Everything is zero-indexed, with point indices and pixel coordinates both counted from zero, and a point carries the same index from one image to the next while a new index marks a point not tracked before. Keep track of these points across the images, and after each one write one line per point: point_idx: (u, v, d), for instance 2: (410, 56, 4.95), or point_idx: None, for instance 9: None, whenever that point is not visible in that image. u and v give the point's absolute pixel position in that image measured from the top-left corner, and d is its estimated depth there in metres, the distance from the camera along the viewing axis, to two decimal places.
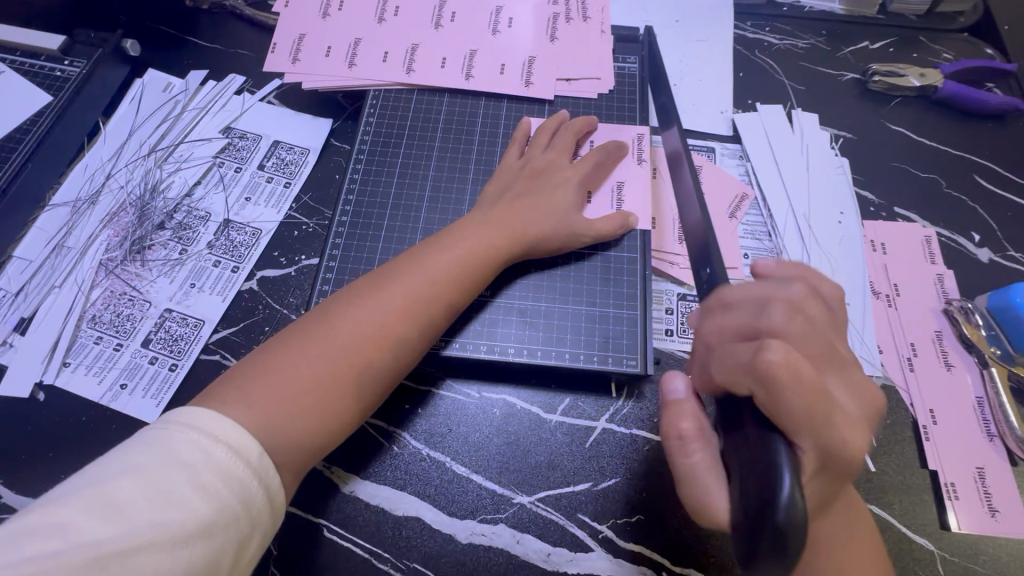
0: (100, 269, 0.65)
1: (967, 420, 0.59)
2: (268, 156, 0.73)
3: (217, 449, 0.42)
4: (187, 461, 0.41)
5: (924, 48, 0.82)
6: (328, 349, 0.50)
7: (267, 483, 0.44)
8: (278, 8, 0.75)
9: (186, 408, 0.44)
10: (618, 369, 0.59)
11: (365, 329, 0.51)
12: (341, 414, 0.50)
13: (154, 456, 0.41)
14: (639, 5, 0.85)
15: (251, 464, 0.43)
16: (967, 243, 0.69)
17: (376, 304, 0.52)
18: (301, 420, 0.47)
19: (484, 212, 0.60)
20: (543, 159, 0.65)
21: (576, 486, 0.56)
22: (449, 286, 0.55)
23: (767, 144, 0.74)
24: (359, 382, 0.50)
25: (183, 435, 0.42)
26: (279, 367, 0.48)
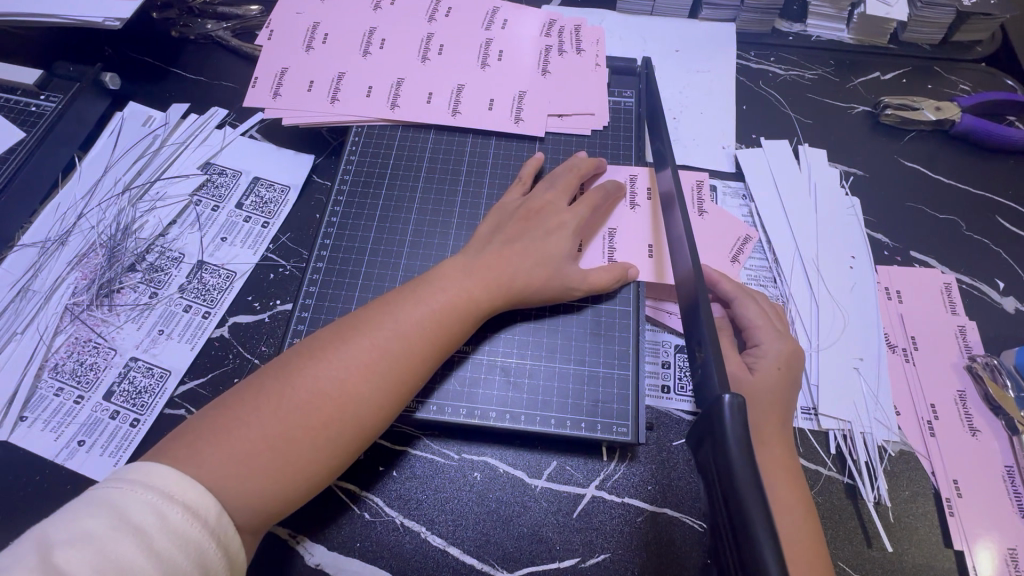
0: (65, 314, 0.62)
1: (996, 492, 0.53)
2: (246, 194, 0.70)
3: (173, 509, 0.39)
4: (140, 523, 0.37)
5: (939, 79, 0.78)
6: (286, 405, 0.45)
7: (225, 545, 0.40)
8: (261, 41, 0.73)
9: (139, 464, 0.41)
10: (609, 435, 0.54)
11: (330, 383, 0.47)
12: (302, 476, 0.45)
13: (104, 519, 0.37)
14: (638, 35, 0.82)
15: (207, 525, 0.40)
16: (992, 292, 0.63)
17: (342, 356, 0.48)
18: (254, 483, 0.43)
19: (475, 255, 0.56)
20: (538, 200, 0.61)
21: (562, 562, 0.51)
22: (427, 337, 0.51)
23: (772, 183, 0.69)
24: (321, 442, 0.46)
25: (139, 495, 0.39)
26: (234, 424, 0.44)
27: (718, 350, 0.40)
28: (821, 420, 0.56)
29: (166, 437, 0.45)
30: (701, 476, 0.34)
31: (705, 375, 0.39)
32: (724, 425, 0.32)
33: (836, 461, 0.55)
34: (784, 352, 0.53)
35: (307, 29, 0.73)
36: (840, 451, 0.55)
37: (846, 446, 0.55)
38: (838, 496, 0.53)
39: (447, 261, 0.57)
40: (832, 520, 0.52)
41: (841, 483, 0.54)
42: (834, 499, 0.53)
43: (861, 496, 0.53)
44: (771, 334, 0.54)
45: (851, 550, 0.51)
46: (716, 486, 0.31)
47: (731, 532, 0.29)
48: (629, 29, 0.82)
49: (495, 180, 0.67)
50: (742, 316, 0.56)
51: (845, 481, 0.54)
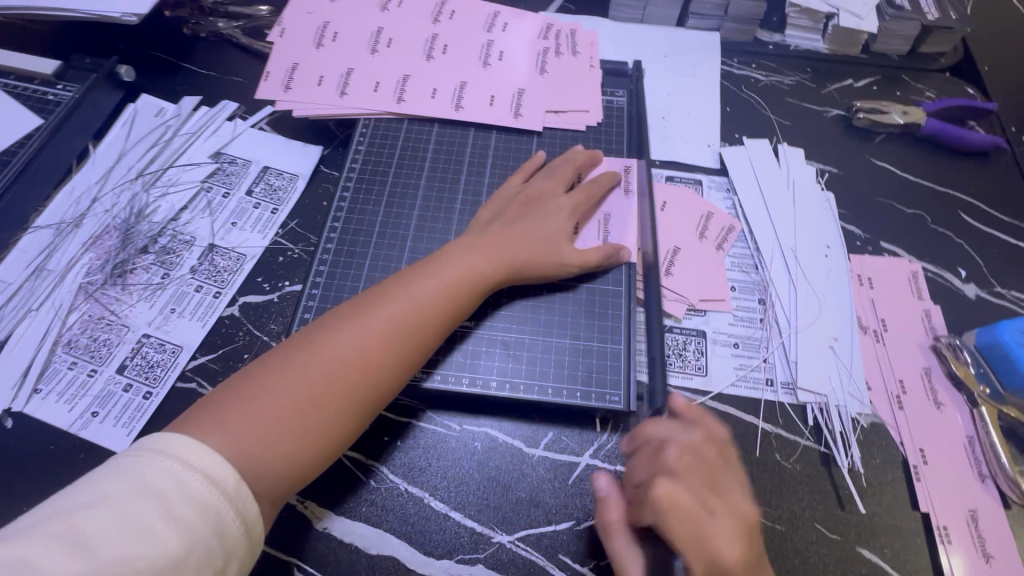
0: (79, 292, 0.65)
1: (958, 459, 0.57)
2: (256, 182, 0.73)
3: (192, 477, 0.41)
4: (159, 490, 0.39)
5: (907, 86, 0.84)
6: (310, 373, 0.48)
7: (243, 513, 0.42)
8: (272, 37, 0.76)
9: (158, 433, 0.43)
10: (603, 404, 0.58)
11: (348, 353, 0.50)
12: (324, 440, 0.48)
13: (123, 486, 0.39)
14: (629, 41, 0.87)
15: (226, 493, 0.41)
16: (954, 279, 0.69)
17: (362, 326, 0.51)
18: (279, 445, 0.46)
19: (478, 238, 0.60)
20: (538, 187, 0.65)
21: (558, 524, 0.54)
22: (436, 311, 0.54)
23: (754, 177, 0.74)
24: (344, 407, 0.49)
25: (158, 463, 0.40)
26: (259, 392, 0.47)
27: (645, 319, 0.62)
28: (800, 394, 0.61)
29: (189, 410, 0.47)
30: None
31: None
32: None
33: (813, 432, 0.59)
34: None
35: (317, 28, 0.77)
36: (816, 423, 0.59)
37: (822, 418, 0.59)
38: (815, 464, 0.57)
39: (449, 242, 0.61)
40: (810, 486, 0.56)
41: (818, 452, 0.58)
42: (811, 467, 0.57)
43: (836, 462, 0.57)
44: None
45: (826, 512, 0.55)
46: None
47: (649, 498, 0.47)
48: (621, 36, 0.87)
49: (494, 171, 0.71)
50: None
51: (821, 450, 0.58)
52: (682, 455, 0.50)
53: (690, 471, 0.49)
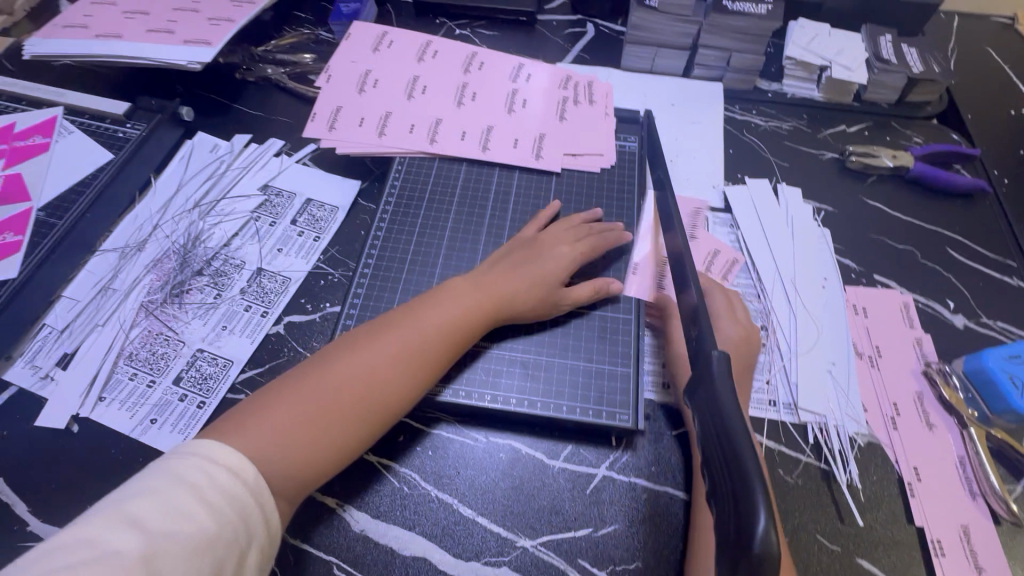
0: (140, 310, 0.71)
1: (949, 477, 0.62)
2: (300, 212, 0.80)
3: (218, 470, 0.47)
4: (193, 482, 0.45)
5: (896, 132, 0.91)
6: (322, 386, 0.55)
7: (262, 502, 0.48)
8: (319, 83, 0.85)
9: (187, 440, 0.49)
10: (613, 422, 0.62)
11: (363, 373, 0.56)
12: (329, 449, 0.53)
13: (163, 480, 0.45)
14: (639, 89, 0.95)
15: (246, 483, 0.47)
16: (943, 309, 0.74)
17: (372, 349, 0.58)
18: (289, 450, 0.51)
19: (477, 277, 0.66)
20: (542, 239, 0.71)
21: (577, 531, 0.59)
22: (443, 340, 0.60)
23: (755, 214, 0.81)
24: (348, 419, 0.54)
25: (190, 461, 0.47)
26: (282, 404, 0.53)
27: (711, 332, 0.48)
28: (801, 414, 0.65)
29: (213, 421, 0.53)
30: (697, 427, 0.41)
31: (699, 348, 0.48)
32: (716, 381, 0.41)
33: (813, 449, 0.63)
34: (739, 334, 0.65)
35: (359, 76, 0.85)
36: (817, 441, 0.64)
37: (822, 437, 0.64)
38: (816, 479, 0.62)
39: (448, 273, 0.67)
40: (811, 499, 0.60)
41: (818, 468, 0.62)
42: (813, 481, 0.61)
43: (835, 478, 0.62)
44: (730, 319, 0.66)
45: (826, 524, 0.59)
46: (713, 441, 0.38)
47: (730, 482, 0.35)
48: (632, 85, 0.96)
49: (517, 206, 0.78)
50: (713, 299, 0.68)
51: (821, 466, 0.62)
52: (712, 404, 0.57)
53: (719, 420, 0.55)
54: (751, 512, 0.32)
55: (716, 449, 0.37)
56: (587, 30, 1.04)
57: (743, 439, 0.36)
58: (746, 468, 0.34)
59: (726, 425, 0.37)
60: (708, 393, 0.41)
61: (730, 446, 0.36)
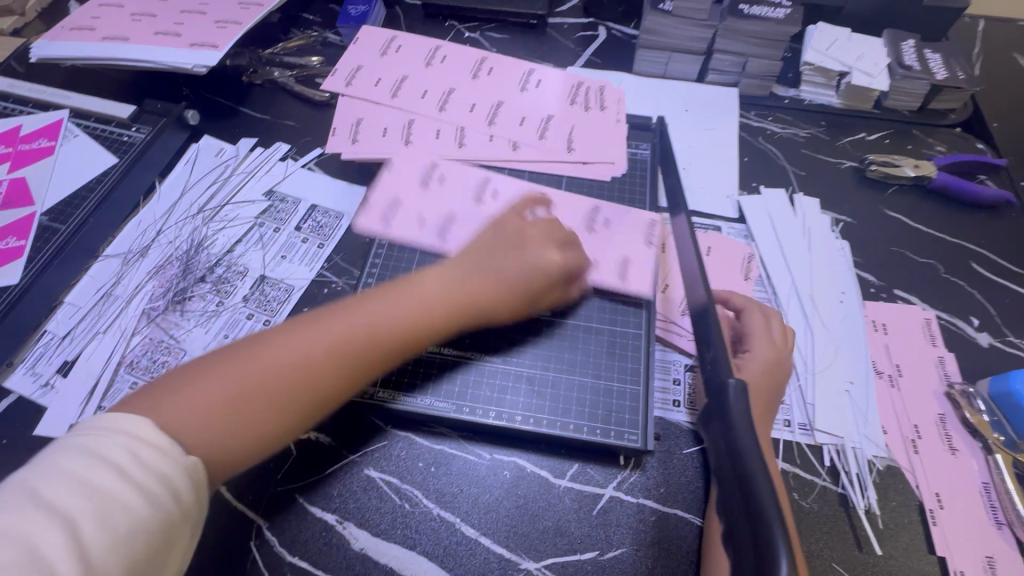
0: (142, 317, 0.70)
1: (974, 505, 0.59)
2: (305, 219, 0.79)
3: (144, 447, 0.40)
4: (117, 461, 0.39)
5: (918, 141, 0.89)
6: (310, 338, 0.51)
7: (197, 479, 0.42)
8: (339, 90, 0.83)
9: (104, 415, 0.41)
10: (621, 442, 0.60)
11: (323, 332, 0.51)
12: (294, 413, 0.49)
13: (80, 460, 0.38)
14: (652, 94, 0.93)
15: (179, 460, 0.41)
16: (967, 327, 0.71)
17: (372, 310, 0.55)
18: (248, 412, 0.46)
19: (483, 245, 0.64)
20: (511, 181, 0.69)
21: (583, 554, 0.57)
22: (446, 306, 0.58)
23: (771, 225, 0.78)
24: (329, 378, 0.50)
25: (111, 438, 0.40)
26: (230, 366, 0.48)
27: (727, 357, 0.47)
28: (817, 436, 0.63)
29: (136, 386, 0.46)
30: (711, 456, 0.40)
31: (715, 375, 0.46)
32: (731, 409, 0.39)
33: (830, 473, 0.61)
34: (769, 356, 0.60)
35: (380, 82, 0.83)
36: (833, 464, 0.62)
37: (838, 460, 0.62)
38: (832, 504, 0.59)
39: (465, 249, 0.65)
40: (827, 525, 0.58)
41: (835, 492, 0.60)
42: (828, 506, 0.59)
43: (853, 503, 0.59)
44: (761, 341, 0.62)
45: (842, 552, 0.57)
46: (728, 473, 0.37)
47: (747, 522, 0.33)
48: (645, 90, 0.94)
49: None
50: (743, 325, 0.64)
51: (838, 490, 0.60)
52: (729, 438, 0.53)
53: None
54: (768, 552, 0.30)
55: (734, 485, 0.36)
56: (599, 33, 1.02)
57: (760, 474, 0.34)
58: (764, 504, 0.32)
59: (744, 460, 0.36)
60: (723, 426, 0.39)
61: (747, 482, 0.34)
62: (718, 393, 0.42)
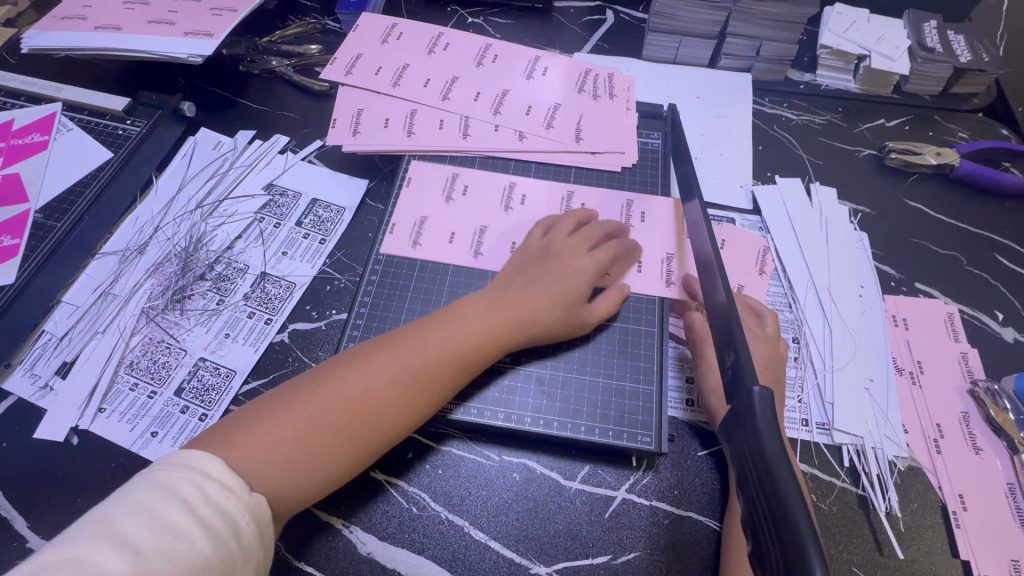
0: (142, 316, 0.69)
1: (999, 507, 0.57)
2: (306, 213, 0.77)
3: (212, 485, 0.43)
4: (185, 496, 0.42)
5: (939, 127, 0.85)
6: (357, 381, 0.53)
7: (257, 519, 0.45)
8: (339, 78, 0.80)
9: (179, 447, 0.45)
10: (634, 444, 0.58)
11: (379, 370, 0.53)
12: (343, 455, 0.51)
13: (153, 494, 0.42)
14: (662, 80, 0.90)
15: (241, 500, 0.44)
16: (991, 322, 0.69)
17: (418, 347, 0.55)
18: (301, 455, 0.49)
19: (523, 268, 0.63)
20: (554, 239, 0.65)
21: (596, 558, 0.55)
22: (492, 340, 0.58)
23: (786, 216, 0.76)
24: (376, 419, 0.52)
25: (183, 473, 0.43)
26: (295, 405, 0.51)
27: (749, 356, 0.44)
28: (836, 435, 0.61)
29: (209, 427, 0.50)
30: (733, 464, 0.38)
31: (736, 380, 0.44)
32: (756, 418, 0.37)
33: (849, 474, 0.59)
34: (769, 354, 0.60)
35: (382, 71, 0.81)
36: (852, 465, 0.60)
37: (858, 460, 0.60)
38: (851, 505, 0.57)
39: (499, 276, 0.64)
40: (846, 527, 0.56)
41: (854, 493, 0.58)
42: (848, 508, 0.57)
43: (873, 505, 0.57)
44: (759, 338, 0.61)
45: (863, 556, 0.55)
46: (754, 486, 0.35)
47: (778, 544, 0.31)
48: (655, 77, 0.90)
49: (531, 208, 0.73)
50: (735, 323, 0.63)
51: (858, 492, 0.58)
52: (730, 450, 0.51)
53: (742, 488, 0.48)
54: None
55: (761, 501, 0.34)
56: (606, 17, 0.98)
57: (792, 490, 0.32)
58: (799, 532, 0.30)
59: (773, 476, 0.33)
60: (749, 434, 0.37)
61: (777, 502, 0.32)
62: (740, 400, 0.40)
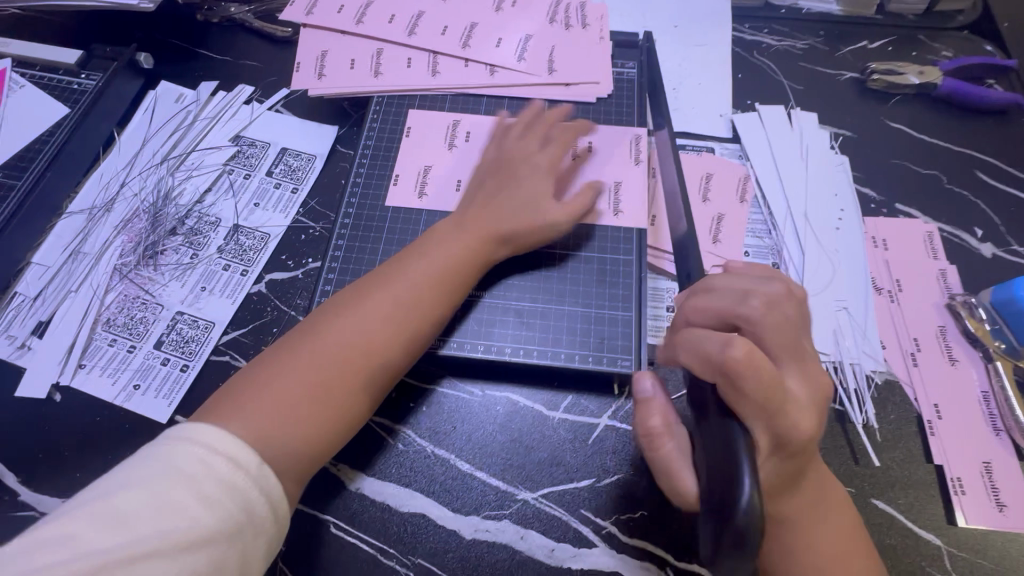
0: (114, 273, 0.67)
1: (972, 413, 0.58)
2: (276, 163, 0.75)
3: (218, 462, 0.43)
4: (189, 473, 0.41)
5: (923, 46, 0.83)
6: (349, 330, 0.52)
7: (267, 493, 0.44)
8: (300, 19, 0.76)
9: (187, 422, 0.45)
10: (614, 370, 0.59)
11: (368, 314, 0.53)
12: (355, 402, 0.51)
13: (158, 470, 0.41)
14: (638, 11, 0.86)
15: (249, 475, 0.43)
16: (971, 238, 0.69)
17: (403, 285, 0.55)
18: (312, 410, 0.49)
19: (484, 190, 0.62)
20: (542, 159, 0.65)
21: (580, 482, 0.57)
22: (472, 264, 0.58)
23: (766, 143, 0.74)
24: (377, 361, 0.52)
25: (187, 450, 0.42)
26: (298, 363, 0.50)
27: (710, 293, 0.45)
28: None
29: (212, 399, 0.50)
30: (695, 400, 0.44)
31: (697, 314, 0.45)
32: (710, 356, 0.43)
33: (827, 390, 0.60)
34: None
35: (346, 9, 0.77)
36: (830, 381, 0.61)
37: (836, 377, 0.61)
38: (829, 420, 0.59)
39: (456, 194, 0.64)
40: (825, 441, 0.58)
41: (832, 409, 0.59)
42: (826, 422, 0.58)
43: (850, 419, 0.58)
44: None
45: (840, 466, 0.57)
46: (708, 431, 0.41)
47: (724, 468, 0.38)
48: (630, 7, 0.87)
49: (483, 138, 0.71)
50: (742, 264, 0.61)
51: (835, 407, 0.59)
52: (768, 310, 0.44)
53: (772, 329, 0.43)
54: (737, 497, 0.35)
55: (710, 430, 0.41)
56: None
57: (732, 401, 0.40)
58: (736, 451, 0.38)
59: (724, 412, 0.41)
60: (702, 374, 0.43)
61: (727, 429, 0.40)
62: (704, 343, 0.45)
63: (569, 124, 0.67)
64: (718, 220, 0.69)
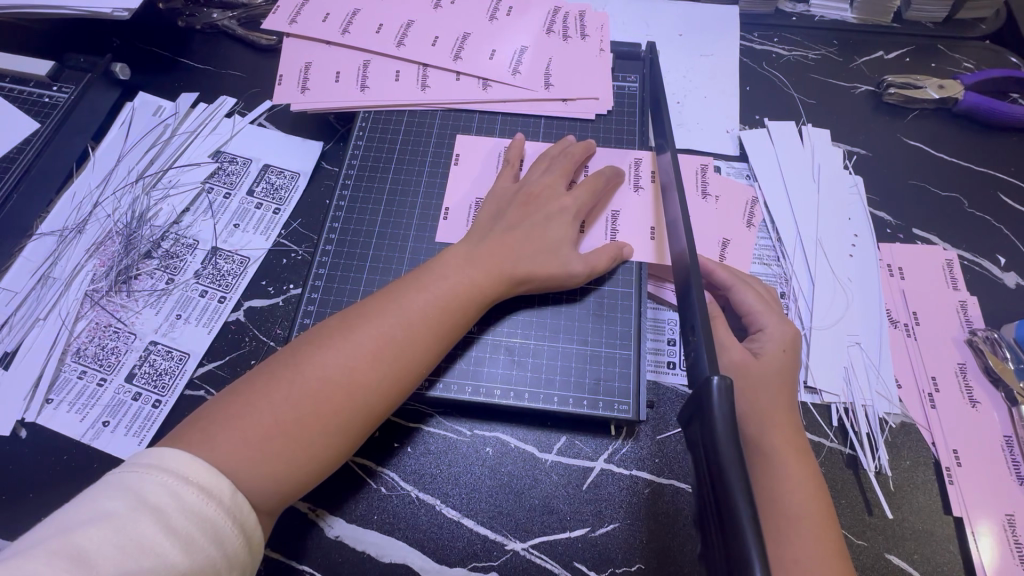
0: (85, 300, 0.64)
1: (994, 460, 0.55)
2: (257, 181, 0.71)
3: (189, 491, 0.39)
4: (157, 504, 0.38)
5: (943, 57, 0.78)
6: (333, 361, 0.48)
7: (242, 524, 0.41)
8: (284, 28, 0.72)
9: (154, 447, 0.41)
10: (611, 413, 0.55)
11: (357, 346, 0.49)
12: (330, 442, 0.46)
13: (123, 502, 0.38)
14: (641, 19, 0.82)
15: (222, 505, 0.40)
16: (993, 267, 0.64)
17: (397, 316, 0.51)
18: (284, 447, 0.44)
19: (502, 217, 0.59)
20: (538, 183, 0.61)
21: (573, 531, 0.53)
22: (475, 297, 0.54)
23: (775, 163, 0.70)
24: (361, 399, 0.48)
25: (157, 478, 0.39)
26: (272, 394, 0.46)
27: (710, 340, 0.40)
28: (823, 395, 0.58)
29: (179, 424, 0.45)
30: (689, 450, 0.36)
31: (696, 361, 0.40)
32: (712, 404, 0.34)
33: (838, 434, 0.56)
34: (787, 335, 0.55)
35: (332, 18, 0.73)
36: (841, 425, 0.57)
37: (848, 420, 0.57)
38: (840, 466, 0.55)
39: (474, 228, 0.60)
40: (836, 489, 0.54)
41: (843, 454, 0.55)
42: (837, 469, 0.55)
43: (863, 466, 0.55)
44: (774, 318, 0.56)
45: (852, 518, 0.53)
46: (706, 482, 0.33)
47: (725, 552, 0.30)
48: (632, 14, 0.82)
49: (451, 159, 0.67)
50: (740, 302, 0.57)
51: (846, 452, 0.55)
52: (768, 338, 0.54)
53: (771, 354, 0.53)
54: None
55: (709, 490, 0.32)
56: None
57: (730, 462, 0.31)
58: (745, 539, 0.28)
59: (727, 487, 0.31)
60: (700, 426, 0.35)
61: (728, 517, 0.30)
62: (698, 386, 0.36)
63: (562, 151, 0.64)
64: (722, 246, 0.64)
